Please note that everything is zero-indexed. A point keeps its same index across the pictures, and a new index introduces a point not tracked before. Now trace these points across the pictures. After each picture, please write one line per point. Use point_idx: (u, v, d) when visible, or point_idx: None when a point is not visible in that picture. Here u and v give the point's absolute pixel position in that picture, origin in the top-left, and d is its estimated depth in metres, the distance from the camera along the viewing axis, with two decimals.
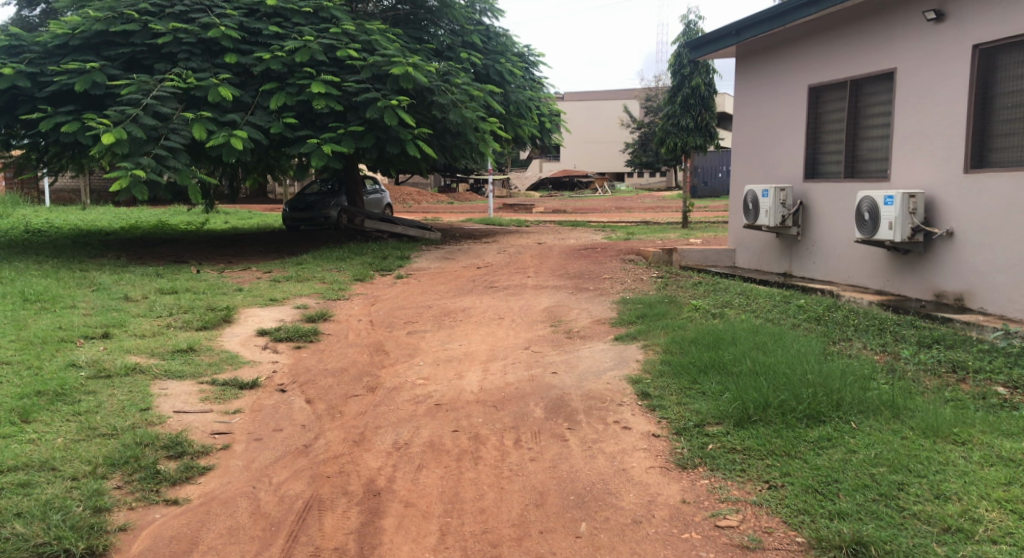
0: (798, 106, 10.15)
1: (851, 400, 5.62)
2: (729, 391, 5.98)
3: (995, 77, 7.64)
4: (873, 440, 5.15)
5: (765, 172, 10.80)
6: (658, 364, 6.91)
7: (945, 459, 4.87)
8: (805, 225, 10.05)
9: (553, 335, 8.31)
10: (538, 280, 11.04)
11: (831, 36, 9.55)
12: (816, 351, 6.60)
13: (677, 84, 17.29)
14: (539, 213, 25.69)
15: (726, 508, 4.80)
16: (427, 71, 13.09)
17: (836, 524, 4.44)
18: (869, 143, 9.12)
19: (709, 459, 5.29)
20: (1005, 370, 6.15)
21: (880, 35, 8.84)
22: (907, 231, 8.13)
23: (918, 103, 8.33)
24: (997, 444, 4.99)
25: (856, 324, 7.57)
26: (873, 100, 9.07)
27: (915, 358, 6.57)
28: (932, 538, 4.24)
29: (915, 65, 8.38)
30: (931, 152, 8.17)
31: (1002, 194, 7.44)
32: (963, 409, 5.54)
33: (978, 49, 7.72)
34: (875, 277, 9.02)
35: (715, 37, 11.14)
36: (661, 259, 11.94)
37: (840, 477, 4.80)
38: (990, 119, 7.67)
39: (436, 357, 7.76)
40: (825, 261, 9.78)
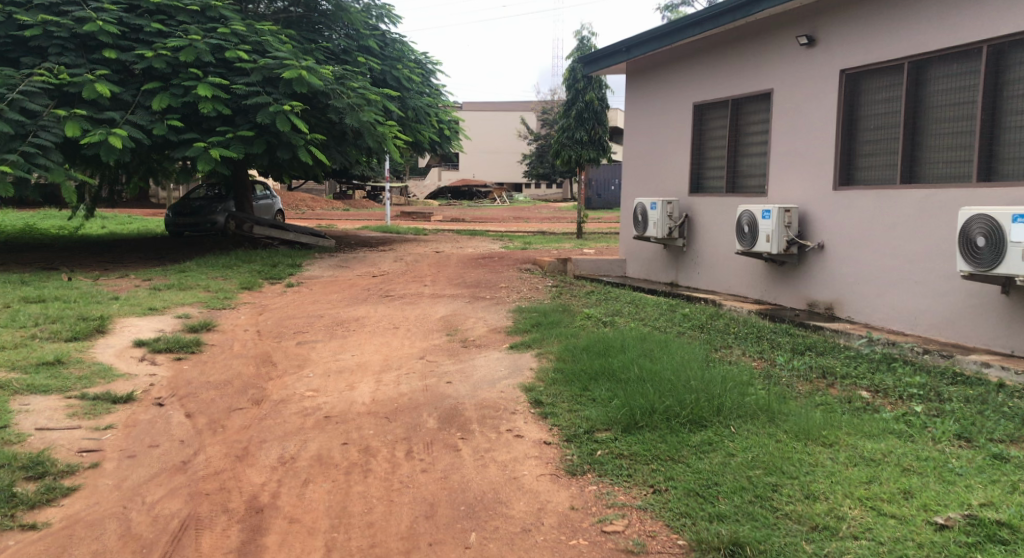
0: (683, 122, 10.54)
1: (731, 405, 5.87)
2: (618, 397, 6.14)
3: (860, 101, 8.13)
4: (749, 444, 5.39)
5: (654, 186, 11.18)
6: (551, 372, 7.02)
7: (815, 461, 5.11)
8: (690, 237, 10.44)
9: (449, 345, 8.31)
10: (434, 289, 11.02)
11: (715, 55, 9.94)
12: (700, 359, 6.84)
13: (572, 97, 17.58)
14: (436, 222, 25.67)
15: (612, 513, 4.92)
16: (321, 74, 12.89)
17: (715, 525, 4.62)
18: (748, 160, 9.58)
19: (598, 465, 5.41)
20: (869, 375, 6.52)
21: (759, 56, 9.26)
22: (783, 244, 8.59)
23: (793, 122, 8.78)
24: (859, 445, 5.25)
25: (737, 332, 7.91)
26: (751, 119, 9.52)
27: (789, 364, 6.92)
28: (802, 536, 4.41)
29: (790, 86, 8.84)
30: (804, 170, 8.64)
31: (866, 210, 7.92)
32: (832, 412, 5.83)
33: (845, 74, 8.21)
34: (754, 287, 9.45)
35: (607, 53, 11.40)
36: (557, 268, 12.18)
37: (719, 480, 5.01)
38: (856, 140, 8.16)
39: (327, 369, 7.64)
40: (708, 271, 10.19)
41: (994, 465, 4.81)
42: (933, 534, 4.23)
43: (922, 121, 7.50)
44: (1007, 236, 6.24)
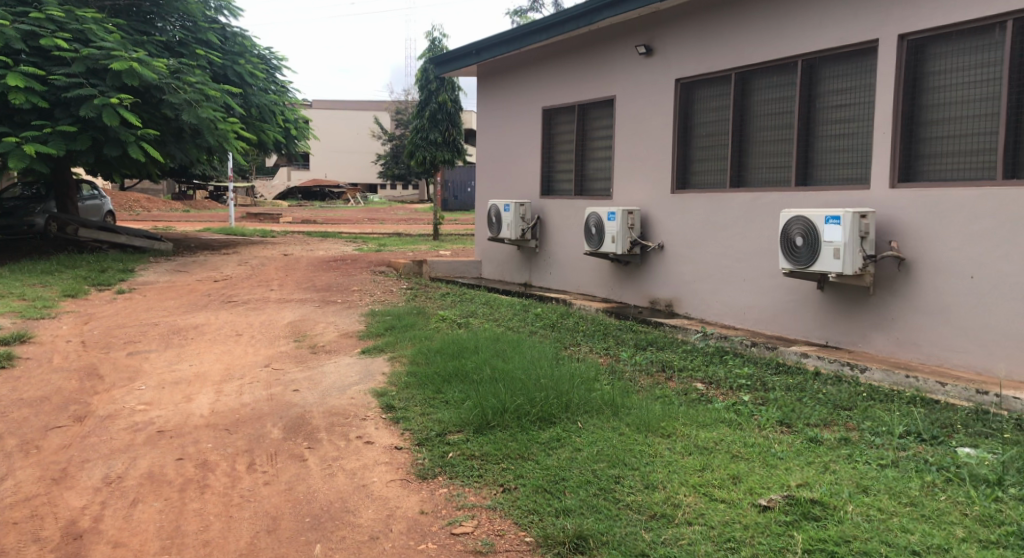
0: (532, 127, 10.73)
1: (579, 401, 6.00)
2: (470, 398, 6.16)
3: (694, 108, 8.55)
4: (594, 438, 5.52)
5: (506, 188, 11.32)
6: (404, 376, 6.96)
7: (654, 452, 5.27)
8: (542, 238, 10.63)
9: (297, 351, 8.10)
10: (281, 294, 10.71)
11: (560, 60, 10.18)
12: (549, 357, 6.97)
13: (425, 98, 17.52)
14: (286, 223, 24.94)
15: (461, 515, 4.86)
16: (154, 68, 12.27)
17: (560, 520, 4.61)
18: (594, 163, 9.87)
19: (449, 468, 5.38)
20: (704, 367, 6.86)
21: (601, 62, 9.55)
22: (626, 245, 8.92)
23: (635, 128, 9.12)
24: (694, 435, 5.48)
25: (585, 330, 8.12)
26: (596, 124, 9.81)
27: (632, 360, 7.16)
28: (641, 525, 4.45)
29: (630, 93, 9.17)
30: (646, 174, 9.00)
31: (702, 212, 8.32)
32: (670, 404, 6.08)
33: (679, 82, 8.60)
34: (601, 286, 9.74)
35: (456, 54, 11.43)
36: (412, 270, 12.10)
37: (566, 475, 5.05)
38: (691, 146, 8.58)
39: (162, 380, 7.27)
40: (559, 271, 10.41)
41: (810, 448, 5.14)
42: (757, 515, 4.35)
43: (750, 129, 7.98)
44: (820, 236, 6.71)
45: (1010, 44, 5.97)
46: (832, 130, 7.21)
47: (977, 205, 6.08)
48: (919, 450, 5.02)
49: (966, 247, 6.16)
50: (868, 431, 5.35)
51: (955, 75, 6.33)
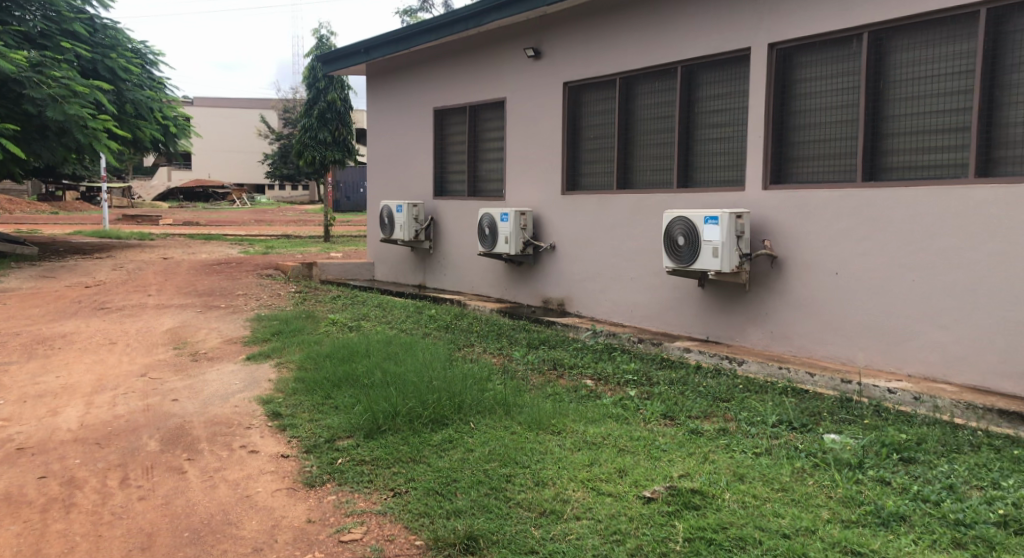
0: (423, 127, 10.67)
1: (471, 402, 5.99)
2: (361, 403, 6.05)
3: (582, 111, 8.68)
4: (487, 438, 5.50)
5: (398, 190, 11.22)
6: (291, 382, 6.78)
7: (545, 448, 5.29)
8: (436, 239, 10.58)
9: (176, 359, 7.79)
10: (159, 299, 10.29)
11: (450, 61, 10.17)
12: (441, 358, 6.93)
13: (313, 97, 17.18)
14: (167, 225, 23.97)
15: (350, 522, 4.70)
16: (13, 60, 11.60)
17: (452, 522, 4.52)
18: (486, 165, 9.90)
19: (338, 474, 5.24)
20: (594, 364, 6.97)
21: (490, 64, 9.60)
22: (519, 245, 8.98)
23: (526, 130, 9.20)
24: (583, 431, 5.54)
25: (479, 331, 8.12)
26: (487, 126, 9.84)
27: (525, 359, 7.20)
28: (531, 523, 4.43)
29: (520, 95, 9.24)
30: (537, 176, 9.10)
31: (591, 212, 8.46)
32: (561, 402, 6.14)
33: (567, 86, 8.72)
34: (495, 286, 9.77)
35: (344, 53, 11.25)
36: (301, 273, 11.72)
37: (458, 476, 4.97)
38: (580, 148, 8.72)
39: (26, 394, 6.86)
40: (453, 272, 10.39)
41: (692, 440, 5.30)
42: (641, 507, 4.42)
43: (634, 132, 8.18)
44: (700, 234, 6.94)
45: (865, 53, 6.30)
46: (712, 133, 7.47)
47: (839, 205, 6.41)
48: (790, 437, 5.24)
49: (830, 244, 6.48)
50: (744, 421, 5.55)
51: (819, 82, 6.66)
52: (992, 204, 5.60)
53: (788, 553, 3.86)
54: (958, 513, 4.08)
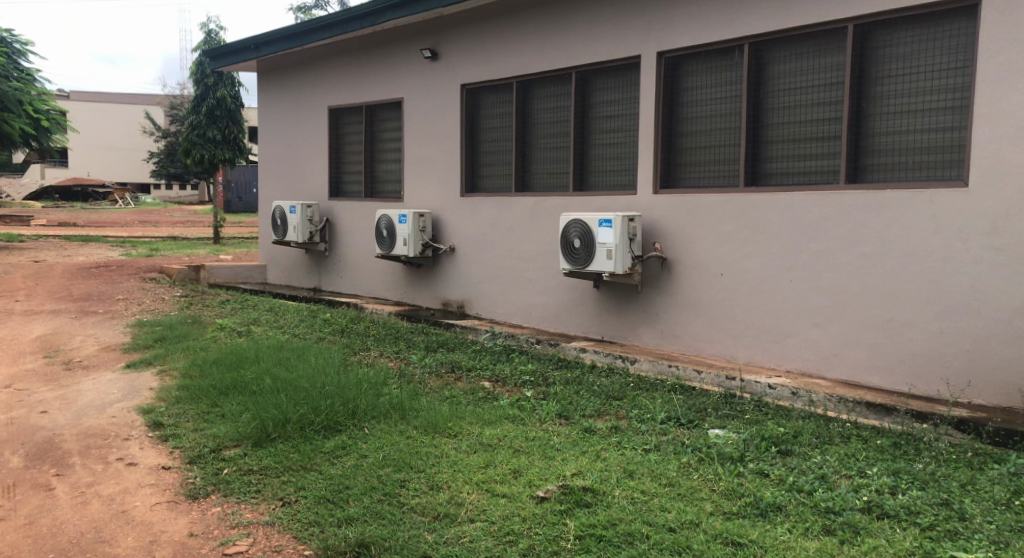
0: (318, 127, 10.48)
1: (365, 407, 5.90)
2: (249, 411, 5.88)
3: (480, 114, 8.70)
4: (381, 443, 5.42)
5: (292, 191, 10.97)
6: (174, 391, 6.53)
7: (440, 452, 5.24)
8: (332, 241, 10.40)
9: (47, 369, 7.38)
10: (30, 306, 9.73)
11: (345, 60, 10.01)
12: (335, 363, 6.80)
13: (200, 94, 16.66)
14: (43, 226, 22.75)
15: (235, 534, 4.55)
16: None
17: (343, 530, 4.43)
18: (384, 165, 9.80)
19: (223, 485, 5.06)
20: (491, 366, 6.98)
21: (386, 65, 9.51)
22: (418, 247, 8.91)
23: (423, 132, 9.14)
24: (480, 433, 5.52)
25: (375, 334, 8.02)
26: (384, 126, 9.74)
27: (421, 362, 7.14)
28: (424, 527, 4.39)
29: (417, 96, 9.18)
30: (435, 177, 9.06)
31: (490, 214, 8.48)
32: (457, 404, 6.11)
33: (465, 88, 8.71)
34: (393, 289, 9.67)
35: (233, 49, 10.92)
36: (187, 276, 11.34)
37: (350, 483, 4.88)
38: (478, 151, 8.73)
39: None
40: (350, 275, 10.23)
41: (585, 438, 5.38)
42: (535, 507, 4.45)
43: (531, 135, 8.25)
44: (595, 238, 7.07)
45: (747, 65, 6.54)
46: (606, 138, 7.61)
47: (724, 210, 6.64)
48: (677, 433, 5.39)
49: (717, 247, 6.70)
50: (635, 419, 5.68)
51: (705, 90, 6.88)
52: (858, 209, 5.88)
53: (673, 547, 3.96)
54: (827, 502, 4.26)
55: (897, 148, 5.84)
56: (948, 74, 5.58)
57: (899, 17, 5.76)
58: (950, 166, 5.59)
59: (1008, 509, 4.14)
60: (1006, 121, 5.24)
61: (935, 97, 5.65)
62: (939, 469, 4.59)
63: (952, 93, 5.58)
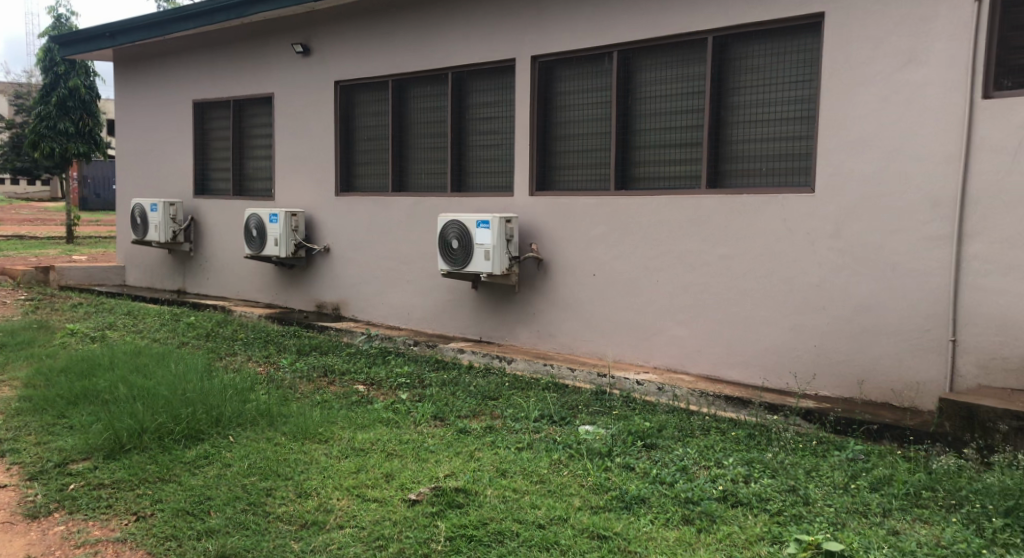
0: (182, 122, 10.01)
1: (230, 414, 5.65)
2: (101, 421, 5.52)
3: (354, 111, 8.52)
4: (246, 451, 5.20)
5: (154, 188, 10.43)
6: (16, 402, 6.07)
7: (310, 458, 5.07)
8: (198, 242, 9.96)
9: None
10: None
11: (212, 53, 9.61)
12: (198, 369, 6.48)
13: (51, 82, 15.77)
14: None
15: (82, 554, 4.23)
16: None
17: (202, 543, 4.21)
18: (254, 163, 9.46)
19: (70, 502, 4.72)
20: (365, 369, 6.83)
21: (256, 59, 9.18)
22: (290, 247, 8.62)
23: (296, 128, 8.88)
24: (352, 438, 5.38)
25: (244, 338, 7.71)
26: (254, 122, 9.41)
27: (292, 367, 6.92)
28: (290, 536, 4.22)
29: (289, 92, 8.91)
30: (308, 176, 8.82)
31: (366, 214, 8.32)
32: (329, 409, 5.94)
33: (338, 85, 8.52)
34: (264, 291, 9.35)
35: (86, 36, 10.27)
36: (35, 279, 10.72)
37: (211, 494, 4.65)
38: (353, 149, 8.55)
39: None
40: (217, 277, 9.82)
41: (459, 439, 5.33)
42: (406, 510, 4.36)
43: (407, 134, 8.15)
44: (473, 239, 7.05)
45: (614, 72, 6.67)
46: (482, 139, 7.60)
47: (595, 212, 6.75)
48: (550, 431, 5.42)
49: (589, 248, 6.81)
50: (510, 418, 5.68)
51: (576, 94, 6.96)
52: (719, 212, 6.10)
53: (541, 544, 3.97)
54: (687, 493, 4.38)
55: (753, 155, 6.07)
56: (798, 86, 5.84)
57: (752, 30, 5.98)
58: (801, 174, 5.85)
59: (846, 492, 4.36)
60: (847, 133, 5.52)
61: (787, 108, 5.90)
62: (787, 457, 4.80)
63: (801, 104, 5.84)
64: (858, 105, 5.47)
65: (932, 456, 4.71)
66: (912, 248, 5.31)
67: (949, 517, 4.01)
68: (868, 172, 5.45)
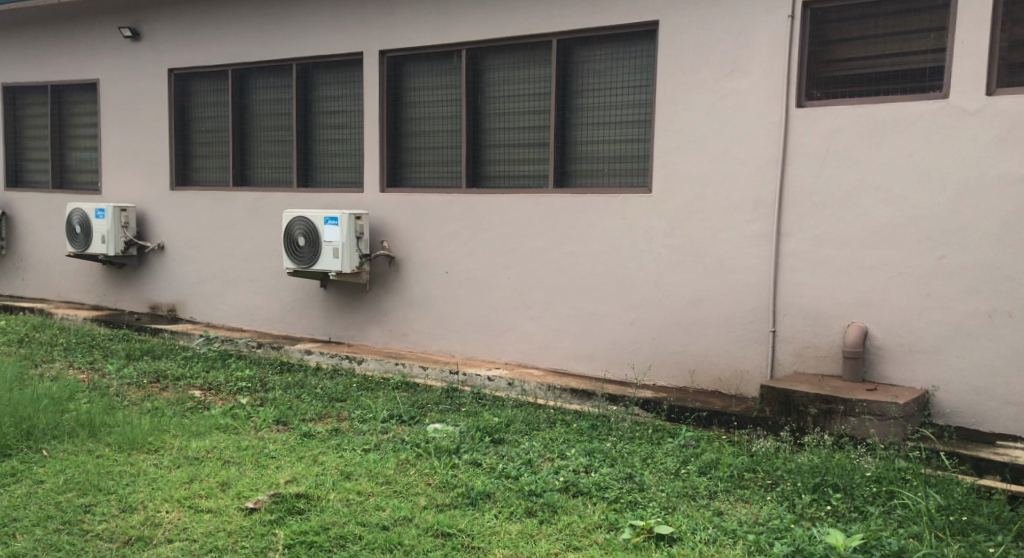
0: None
1: (45, 426, 5.18)
2: None
3: (190, 101, 8.08)
4: (63, 466, 4.77)
5: None
6: None
7: (137, 470, 4.72)
8: (12, 239, 9.16)
9: None
10: None
11: (27, 34, 8.86)
12: (8, 378, 5.91)
13: None
14: None
15: None
16: None
17: None
18: (77, 154, 8.80)
19: None
20: (202, 374, 6.46)
21: (79, 42, 8.54)
22: (119, 245, 8.06)
23: (124, 118, 8.32)
24: (184, 446, 5.05)
25: (65, 343, 7.13)
26: (77, 110, 8.75)
27: (120, 373, 6.44)
28: (111, 554, 3.88)
29: (116, 79, 8.34)
30: (139, 169, 8.28)
31: (204, 210, 7.90)
32: (160, 416, 5.55)
33: (172, 73, 8.04)
34: (91, 293, 8.71)
35: None
36: None
37: (20, 514, 4.22)
38: (189, 141, 8.11)
39: None
40: (36, 278, 9.05)
41: (303, 443, 5.12)
42: (242, 519, 4.13)
43: (248, 127, 7.80)
44: (320, 236, 6.84)
45: (464, 71, 6.63)
46: (328, 134, 7.38)
47: (446, 210, 6.69)
48: (398, 431, 5.31)
49: (440, 246, 6.74)
50: (357, 420, 5.51)
51: (425, 91, 6.87)
52: (565, 211, 6.17)
53: (384, 545, 3.85)
54: (531, 485, 4.38)
55: (596, 156, 6.17)
56: (635, 91, 5.98)
57: (592, 34, 6.09)
58: (640, 175, 6.00)
59: (677, 477, 4.49)
60: (681, 135, 5.70)
61: (625, 111, 6.04)
62: (625, 446, 4.91)
63: (638, 108, 5.98)
64: (690, 108, 5.66)
65: (751, 439, 4.98)
66: (738, 246, 5.52)
67: (767, 496, 4.22)
68: (700, 173, 5.64)
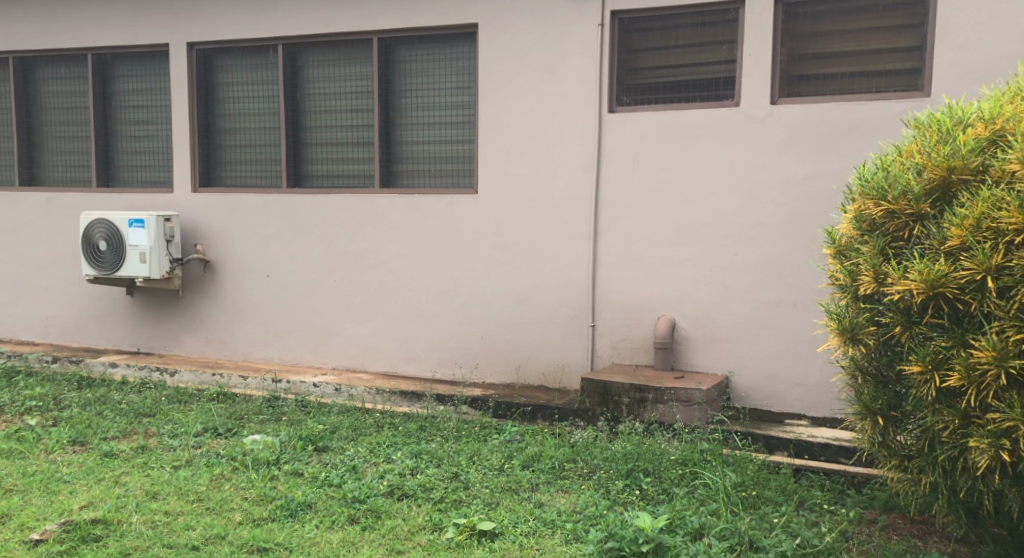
0: None
1: None
2: None
3: None
4: None
5: None
6: None
7: None
8: None
9: None
10: None
11: None
12: None
13: None
14: None
15: None
16: None
17: None
18: None
19: None
20: None
21: None
22: None
23: None
24: None
25: None
26: None
27: None
28: None
29: None
30: None
31: None
32: None
33: None
34: None
35: None
36: None
37: None
38: None
39: None
40: None
41: (103, 464, 4.75)
42: (27, 553, 3.75)
43: (37, 121, 7.16)
44: (124, 240, 6.39)
45: (281, 67, 6.38)
46: (133, 130, 6.89)
47: (265, 211, 6.43)
48: (212, 445, 5.04)
49: (258, 249, 6.47)
50: (166, 435, 5.18)
51: (241, 87, 6.56)
52: (392, 212, 6.09)
53: None
54: (354, 491, 4.28)
55: (421, 156, 6.13)
56: (459, 92, 5.98)
57: (414, 35, 6.04)
58: (465, 175, 6.01)
59: (502, 472, 4.53)
60: (502, 136, 5.76)
61: (449, 112, 6.02)
62: (450, 445, 4.90)
63: (462, 109, 5.99)
64: (508, 110, 5.73)
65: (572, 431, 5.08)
66: (558, 245, 5.66)
67: (585, 484, 4.33)
68: (520, 174, 5.72)
